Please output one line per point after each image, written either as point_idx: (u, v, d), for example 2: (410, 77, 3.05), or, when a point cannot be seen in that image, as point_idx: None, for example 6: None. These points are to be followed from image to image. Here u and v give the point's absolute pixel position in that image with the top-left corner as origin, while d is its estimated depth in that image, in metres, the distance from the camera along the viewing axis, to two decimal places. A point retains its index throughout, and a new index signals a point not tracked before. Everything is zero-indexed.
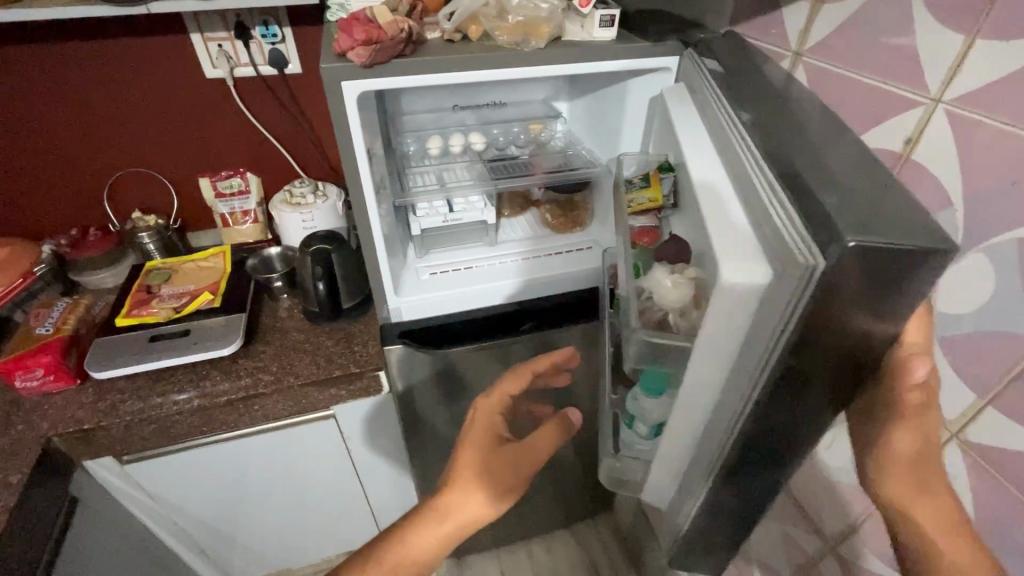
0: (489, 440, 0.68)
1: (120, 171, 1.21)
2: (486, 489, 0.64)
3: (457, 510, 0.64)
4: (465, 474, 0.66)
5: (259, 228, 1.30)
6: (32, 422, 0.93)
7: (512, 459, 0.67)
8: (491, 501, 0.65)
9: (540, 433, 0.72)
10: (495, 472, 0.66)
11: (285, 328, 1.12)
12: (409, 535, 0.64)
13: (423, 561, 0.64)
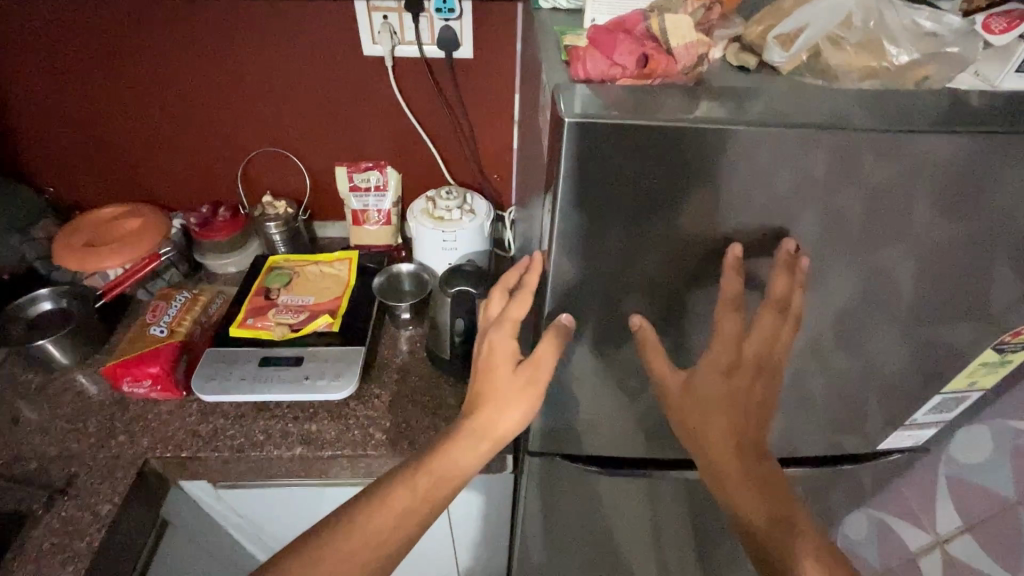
0: (504, 358, 0.60)
1: (256, 148, 1.08)
2: (507, 402, 0.59)
3: (481, 425, 0.59)
4: (481, 392, 0.60)
5: (390, 232, 1.12)
6: (133, 434, 0.84)
7: (534, 378, 0.59)
8: (517, 416, 0.59)
9: (546, 339, 0.58)
10: (514, 391, 0.59)
11: (405, 368, 0.94)
12: (443, 454, 0.59)
13: (456, 481, 0.59)
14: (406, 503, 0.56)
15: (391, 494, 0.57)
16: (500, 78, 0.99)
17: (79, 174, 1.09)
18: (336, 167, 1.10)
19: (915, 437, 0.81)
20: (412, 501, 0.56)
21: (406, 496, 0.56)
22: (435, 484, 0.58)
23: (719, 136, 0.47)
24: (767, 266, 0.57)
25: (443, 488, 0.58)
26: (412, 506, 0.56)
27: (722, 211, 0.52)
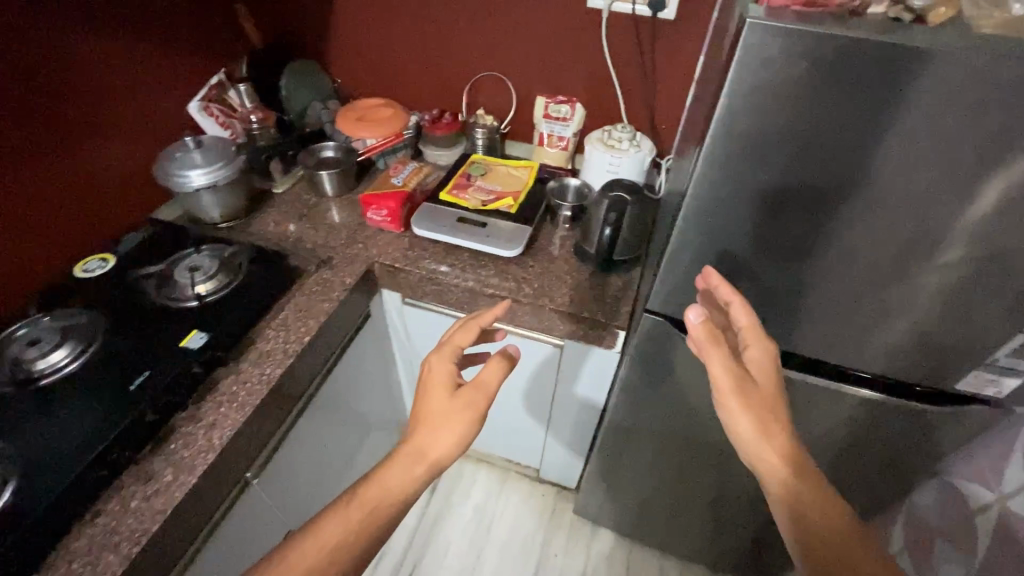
0: (442, 385, 0.78)
1: (482, 72, 1.39)
2: (444, 423, 0.75)
3: (418, 446, 0.74)
4: (421, 423, 0.75)
5: (564, 156, 1.38)
6: (365, 246, 1.20)
7: (466, 399, 0.76)
8: (448, 443, 0.74)
9: (491, 367, 0.78)
10: (449, 416, 0.75)
11: (555, 253, 1.20)
12: (381, 481, 0.72)
13: (395, 499, 0.71)
14: (343, 529, 0.69)
15: (329, 529, 0.69)
16: (692, 39, 1.18)
17: (355, 73, 1.48)
18: (536, 97, 1.38)
19: (995, 388, 0.87)
20: (348, 531, 0.68)
21: (344, 526, 0.69)
22: (378, 505, 0.71)
23: (870, 59, 0.61)
24: (884, 190, 0.70)
25: (381, 508, 0.71)
26: (350, 536, 0.68)
27: (855, 131, 0.66)
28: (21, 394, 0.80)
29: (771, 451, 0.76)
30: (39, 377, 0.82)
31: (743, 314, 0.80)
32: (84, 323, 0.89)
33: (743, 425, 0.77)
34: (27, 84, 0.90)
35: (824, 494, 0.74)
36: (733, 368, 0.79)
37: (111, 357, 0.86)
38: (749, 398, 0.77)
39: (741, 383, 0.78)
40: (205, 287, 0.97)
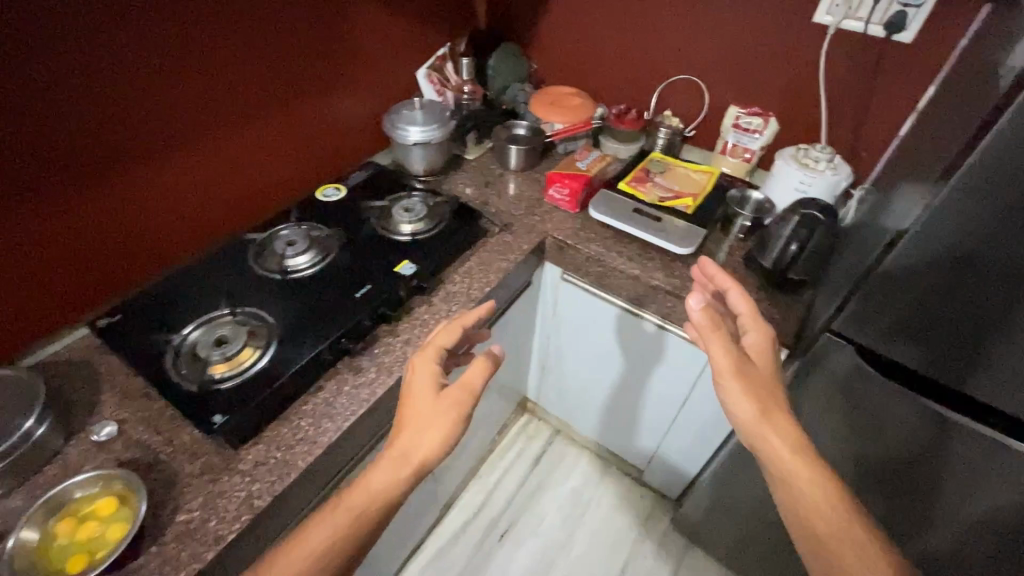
0: (424, 386, 0.75)
1: (678, 75, 1.42)
2: (428, 423, 0.72)
3: (403, 446, 0.71)
4: (406, 424, 0.73)
5: (745, 168, 1.37)
6: (541, 220, 1.29)
7: (447, 401, 0.73)
8: (432, 443, 0.71)
9: (471, 368, 0.75)
10: (434, 417, 0.72)
11: (723, 260, 1.20)
12: (366, 483, 0.69)
13: (382, 501, 0.69)
14: (327, 532, 0.66)
15: (308, 536, 0.66)
16: (926, 67, 1.11)
17: (553, 61, 1.59)
18: (728, 108, 1.39)
19: None
20: (333, 533, 0.66)
21: (329, 529, 0.66)
22: (364, 507, 0.68)
23: None
24: None
25: (364, 513, 0.67)
26: (332, 540, 0.65)
27: None
28: (278, 281, 0.99)
29: (775, 436, 0.73)
30: (292, 271, 1.00)
31: (740, 310, 0.83)
32: (327, 237, 1.07)
33: (745, 407, 0.75)
34: (262, 41, 1.01)
35: (832, 482, 0.71)
36: (734, 352, 0.77)
37: (339, 266, 1.03)
38: (750, 379, 0.76)
39: (743, 365, 0.76)
40: (410, 227, 1.11)
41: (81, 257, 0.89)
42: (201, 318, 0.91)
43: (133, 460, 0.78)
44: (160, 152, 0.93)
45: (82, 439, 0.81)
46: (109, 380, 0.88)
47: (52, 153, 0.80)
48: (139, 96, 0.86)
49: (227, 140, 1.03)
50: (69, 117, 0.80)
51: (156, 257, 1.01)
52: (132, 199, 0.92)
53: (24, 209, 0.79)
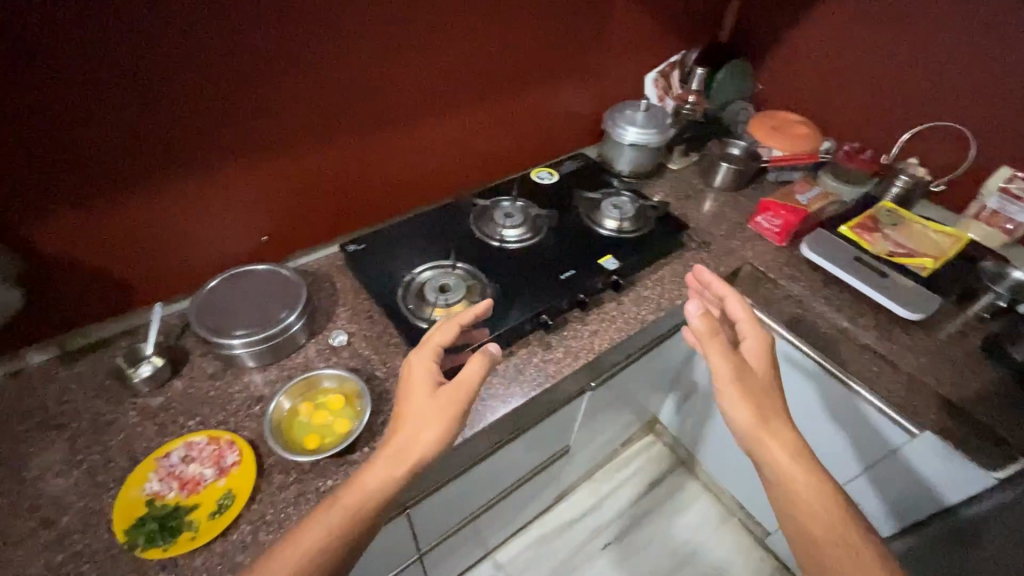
0: (423, 385, 0.70)
1: (940, 120, 1.25)
2: (425, 420, 0.67)
3: (399, 443, 0.65)
4: (403, 422, 0.67)
5: (1003, 240, 1.17)
6: (741, 246, 1.22)
7: (445, 399, 0.68)
8: (428, 440, 0.66)
9: (470, 365, 0.70)
10: (433, 413, 0.67)
11: (956, 338, 1.04)
12: (362, 482, 0.64)
13: (377, 499, 0.63)
14: (323, 530, 0.60)
15: (302, 531, 0.60)
16: None
17: (785, 84, 1.49)
18: (997, 168, 1.19)
19: None
20: (327, 533, 0.60)
21: (322, 528, 0.60)
22: (360, 503, 0.62)
23: None
24: None
25: (359, 514, 0.62)
26: (327, 539, 0.60)
27: None
28: (494, 247, 1.07)
29: (773, 436, 0.70)
30: (506, 241, 1.07)
31: (738, 319, 0.82)
32: (541, 217, 1.13)
33: (744, 411, 0.72)
34: (479, 33, 1.01)
35: (828, 488, 0.68)
36: (733, 358, 0.74)
37: (546, 245, 1.08)
38: (750, 385, 0.73)
39: (741, 369, 0.74)
40: (612, 223, 1.13)
41: (342, 192, 1.04)
42: (429, 264, 1.02)
43: (357, 369, 0.90)
44: (421, 114, 1.04)
45: (321, 340, 0.95)
46: (344, 297, 1.02)
47: (349, 102, 0.93)
48: (421, 64, 0.97)
49: (470, 113, 1.12)
50: (370, 74, 0.92)
51: (390, 204, 1.14)
52: (389, 151, 1.05)
53: (317, 146, 0.94)
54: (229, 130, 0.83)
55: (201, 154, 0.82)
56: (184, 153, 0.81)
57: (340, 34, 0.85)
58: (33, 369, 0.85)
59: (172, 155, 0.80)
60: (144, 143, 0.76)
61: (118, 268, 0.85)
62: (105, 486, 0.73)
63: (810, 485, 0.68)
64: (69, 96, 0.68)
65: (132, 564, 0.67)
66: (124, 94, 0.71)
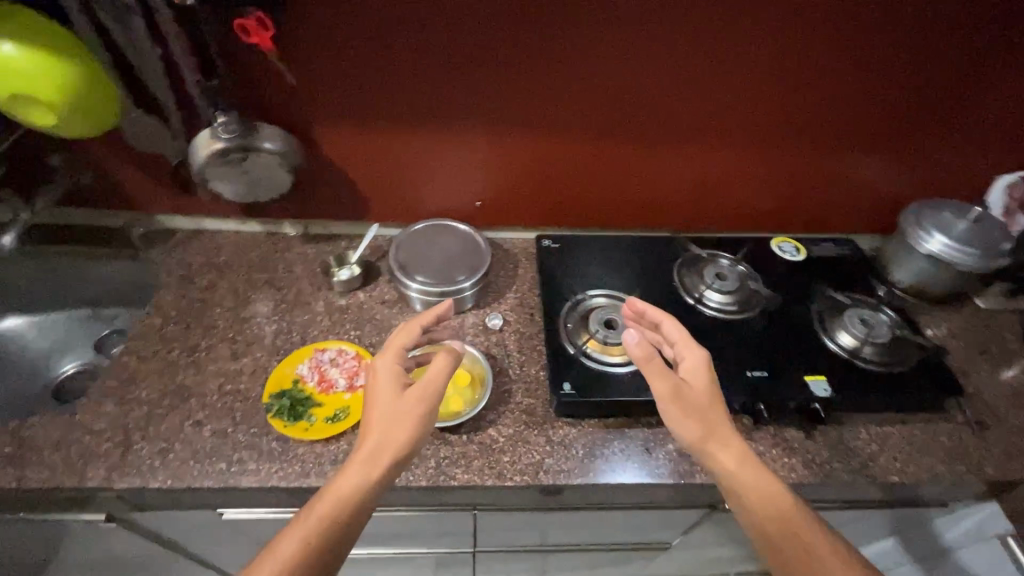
0: (390, 389, 0.70)
1: None
2: (398, 420, 0.67)
3: (376, 443, 0.65)
4: (373, 425, 0.66)
5: None
6: None
7: (413, 399, 0.68)
8: (403, 433, 0.66)
9: (436, 365, 0.70)
10: (404, 415, 0.67)
11: None
12: (341, 483, 0.62)
13: (359, 499, 0.62)
14: (310, 530, 0.59)
15: (288, 535, 0.59)
16: None
17: None
18: None
19: None
20: (312, 535, 0.59)
21: (306, 531, 0.59)
22: (341, 506, 0.61)
23: None
24: None
25: (340, 516, 0.60)
26: (314, 543, 0.58)
27: None
28: (687, 303, 0.93)
29: (725, 451, 0.65)
30: (703, 303, 0.92)
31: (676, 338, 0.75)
32: (757, 294, 0.93)
33: (690, 428, 0.66)
34: (742, 70, 0.85)
35: (785, 501, 0.62)
36: (668, 377, 0.68)
37: (748, 327, 0.89)
38: (694, 402, 0.67)
39: (680, 386, 0.68)
40: (850, 339, 0.87)
41: (555, 186, 1.02)
42: (608, 291, 0.94)
43: (495, 358, 0.90)
44: (664, 136, 0.94)
45: (479, 314, 0.97)
46: (518, 284, 1.02)
47: (592, 103, 0.89)
48: (686, 84, 0.87)
49: (721, 151, 0.97)
50: (625, 81, 0.86)
51: (597, 216, 1.08)
52: (615, 163, 0.98)
53: (546, 135, 0.93)
54: (459, 105, 0.88)
55: (442, 114, 0.89)
56: (433, 107, 0.88)
57: (582, 38, 0.81)
58: (282, 236, 1.06)
59: (423, 105, 0.87)
60: (389, 96, 0.86)
61: (358, 186, 0.99)
62: (277, 350, 0.89)
63: (769, 505, 0.62)
64: (348, 41, 0.79)
65: (260, 422, 0.79)
66: (406, 42, 0.80)
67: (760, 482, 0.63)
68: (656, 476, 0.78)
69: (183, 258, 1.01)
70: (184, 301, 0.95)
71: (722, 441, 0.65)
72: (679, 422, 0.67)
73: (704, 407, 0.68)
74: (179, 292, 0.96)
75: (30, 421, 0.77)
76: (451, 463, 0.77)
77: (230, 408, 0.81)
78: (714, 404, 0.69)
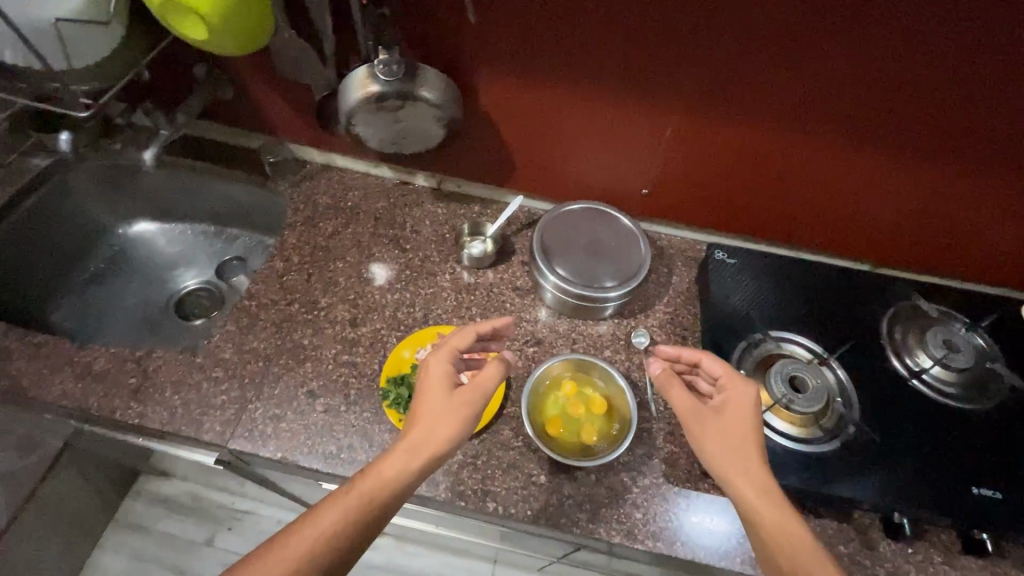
0: (436, 384, 0.63)
1: None
2: (441, 418, 0.60)
3: (419, 437, 0.58)
4: (415, 421, 0.60)
5: None
6: None
7: (459, 400, 0.61)
8: (446, 431, 0.59)
9: (489, 369, 0.64)
10: (447, 414, 0.60)
11: None
12: (381, 465, 0.56)
13: (396, 489, 0.55)
14: (342, 508, 0.52)
15: (319, 508, 0.52)
16: None
17: None
18: None
19: None
20: (343, 515, 0.52)
21: (337, 510, 0.52)
22: (377, 494, 0.54)
23: None
24: None
25: (375, 503, 0.54)
26: (342, 525, 0.52)
27: None
28: (899, 372, 0.72)
29: (747, 484, 0.56)
30: (921, 376, 0.71)
31: (717, 372, 0.64)
32: (996, 380, 0.71)
33: (713, 454, 0.58)
34: None
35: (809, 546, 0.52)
36: (690, 401, 0.62)
37: (975, 422, 0.68)
38: (723, 427, 0.59)
39: (705, 411, 0.61)
40: None
41: (731, 186, 0.82)
42: (792, 338, 0.74)
43: (636, 386, 0.76)
44: (902, 148, 0.70)
45: (622, 326, 0.82)
46: (671, 295, 0.85)
47: (817, 91, 0.67)
48: (963, 84, 0.62)
49: (978, 182, 0.72)
50: (878, 67, 0.63)
51: (774, 228, 0.87)
52: (820, 170, 0.76)
53: (741, 123, 0.73)
54: (643, 79, 0.70)
55: (618, 87, 0.71)
56: (610, 70, 0.70)
57: (833, 14, 0.59)
58: (412, 188, 0.95)
59: (595, 66, 0.70)
60: (561, 56, 0.69)
61: (506, 148, 0.84)
62: (396, 324, 0.80)
63: (789, 546, 0.52)
64: None
65: (375, 407, 0.72)
66: None
67: (787, 521, 0.54)
68: (749, 565, 0.64)
69: (311, 195, 0.94)
70: (307, 247, 0.88)
71: (750, 473, 0.56)
72: (703, 444, 0.60)
73: (734, 436, 0.59)
74: (303, 235, 0.89)
75: (154, 354, 0.75)
76: (574, 505, 0.67)
77: (345, 383, 0.74)
78: (748, 435, 0.59)
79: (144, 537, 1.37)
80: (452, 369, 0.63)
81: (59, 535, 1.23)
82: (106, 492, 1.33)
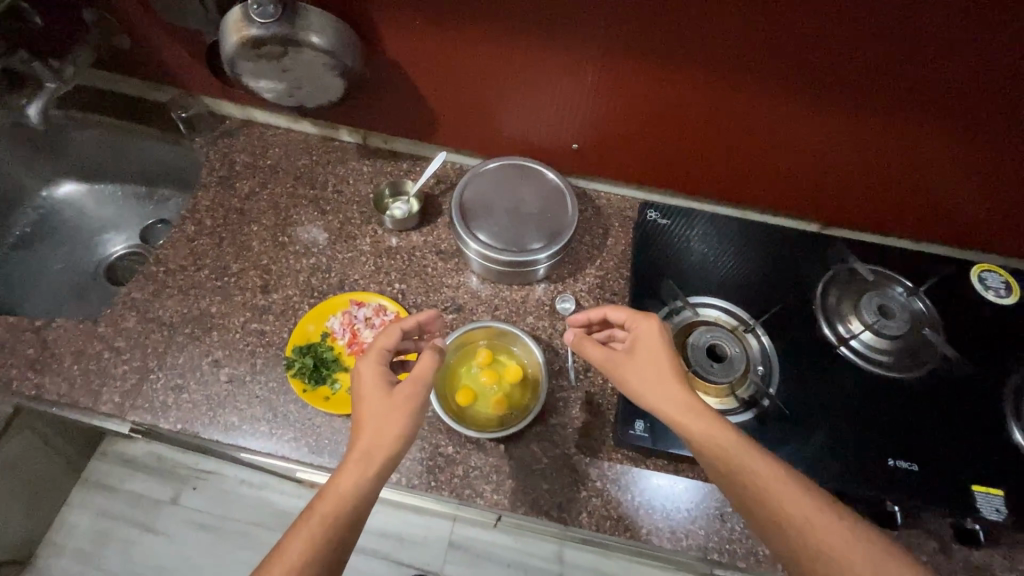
0: (373, 385, 0.59)
1: None
2: (384, 418, 0.56)
3: (366, 444, 0.54)
4: (359, 430, 0.55)
5: None
6: None
7: (401, 398, 0.57)
8: (395, 432, 0.55)
9: (425, 363, 0.60)
10: (390, 413, 0.56)
11: None
12: (337, 484, 0.52)
13: (356, 504, 0.51)
14: (308, 540, 0.48)
15: (285, 545, 0.48)
16: None
17: None
18: None
19: None
20: (311, 546, 0.48)
21: (303, 541, 0.48)
22: (336, 512, 0.50)
23: None
24: None
25: (342, 523, 0.50)
26: (314, 556, 0.48)
27: None
28: (827, 340, 0.68)
29: (683, 413, 0.52)
30: (850, 343, 0.67)
31: (622, 319, 0.61)
32: (931, 348, 0.67)
33: (649, 396, 0.54)
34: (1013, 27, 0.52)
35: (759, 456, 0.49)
36: (611, 355, 0.58)
37: (902, 391, 0.65)
38: (651, 367, 0.55)
39: (628, 358, 0.57)
40: None
41: (668, 142, 0.76)
42: (719, 303, 0.70)
43: (557, 354, 0.73)
44: (851, 102, 0.63)
45: (549, 291, 0.78)
46: (603, 258, 0.81)
47: (755, 38, 0.59)
48: (923, 30, 0.54)
49: (927, 135, 0.65)
50: (821, 15, 0.55)
51: (716, 186, 0.81)
52: (763, 127, 0.70)
53: (670, 74, 0.65)
54: (553, 21, 0.62)
55: (528, 31, 0.64)
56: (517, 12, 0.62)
57: None
58: (337, 144, 0.89)
59: (500, 7, 0.62)
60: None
61: (425, 100, 0.78)
62: (311, 291, 0.77)
63: (747, 468, 0.49)
64: None
65: (281, 377, 0.70)
66: None
67: (731, 444, 0.50)
68: (658, 535, 0.63)
69: (228, 153, 0.88)
70: (221, 208, 0.83)
71: (684, 403, 0.53)
72: (633, 390, 0.55)
73: (656, 372, 0.55)
74: (217, 196, 0.84)
75: (54, 323, 0.72)
76: (480, 476, 0.65)
77: (251, 352, 0.72)
78: (671, 367, 0.55)
79: (110, 495, 1.40)
80: (384, 369, 0.59)
81: (21, 496, 1.25)
82: (69, 453, 1.35)
